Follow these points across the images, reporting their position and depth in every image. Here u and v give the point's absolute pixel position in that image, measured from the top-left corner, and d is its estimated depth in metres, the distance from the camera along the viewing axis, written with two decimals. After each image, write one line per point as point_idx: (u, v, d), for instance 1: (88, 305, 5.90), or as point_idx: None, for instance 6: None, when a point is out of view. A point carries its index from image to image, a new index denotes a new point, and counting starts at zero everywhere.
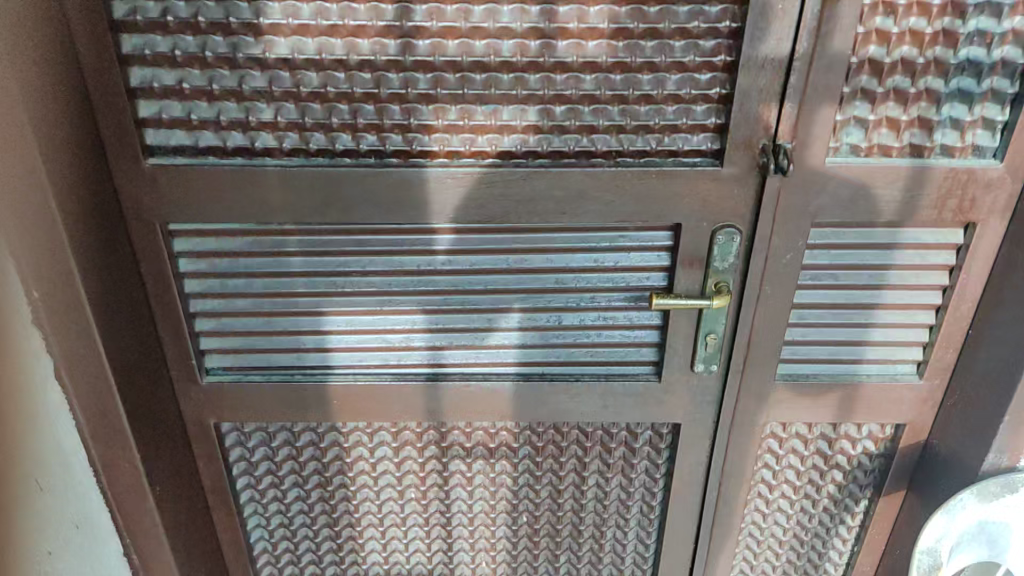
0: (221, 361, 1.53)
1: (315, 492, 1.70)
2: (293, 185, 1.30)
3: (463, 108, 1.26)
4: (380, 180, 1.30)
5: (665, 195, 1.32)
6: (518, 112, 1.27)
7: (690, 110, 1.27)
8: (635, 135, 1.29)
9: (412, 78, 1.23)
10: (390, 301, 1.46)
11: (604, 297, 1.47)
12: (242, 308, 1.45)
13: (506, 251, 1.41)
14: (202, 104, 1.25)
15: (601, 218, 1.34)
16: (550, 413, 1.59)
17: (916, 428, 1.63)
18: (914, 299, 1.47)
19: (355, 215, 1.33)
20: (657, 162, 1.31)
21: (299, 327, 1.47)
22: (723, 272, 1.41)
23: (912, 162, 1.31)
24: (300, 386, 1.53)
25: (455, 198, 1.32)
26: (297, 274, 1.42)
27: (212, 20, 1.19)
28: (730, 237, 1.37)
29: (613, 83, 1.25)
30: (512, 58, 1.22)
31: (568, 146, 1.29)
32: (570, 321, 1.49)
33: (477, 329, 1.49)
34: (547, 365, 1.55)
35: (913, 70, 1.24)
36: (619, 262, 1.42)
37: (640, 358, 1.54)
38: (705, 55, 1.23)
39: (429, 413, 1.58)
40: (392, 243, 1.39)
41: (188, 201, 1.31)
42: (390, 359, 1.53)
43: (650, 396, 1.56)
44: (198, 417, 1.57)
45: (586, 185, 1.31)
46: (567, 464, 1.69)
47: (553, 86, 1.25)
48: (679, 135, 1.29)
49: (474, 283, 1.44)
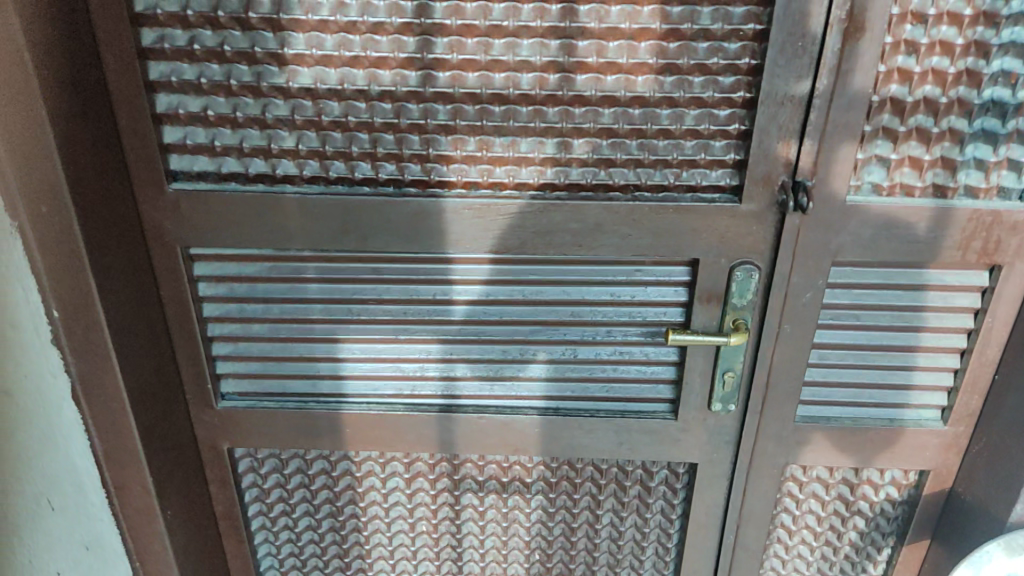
0: (236, 385, 1.53)
1: (327, 521, 1.69)
2: (311, 212, 1.31)
3: (481, 140, 1.27)
4: (398, 210, 1.30)
5: (683, 230, 1.32)
6: (536, 144, 1.27)
7: (708, 145, 1.27)
8: (653, 169, 1.29)
9: (431, 108, 1.24)
10: (406, 331, 1.46)
11: (621, 332, 1.46)
12: (258, 333, 1.46)
13: (523, 283, 1.41)
14: (226, 131, 1.27)
15: (618, 252, 1.34)
16: (564, 448, 1.57)
17: (941, 475, 1.59)
18: (938, 341, 1.44)
19: (373, 244, 1.33)
20: (675, 197, 1.31)
21: (315, 354, 1.48)
22: (742, 309, 1.39)
23: (935, 202, 1.29)
24: (314, 413, 1.52)
25: (472, 228, 1.32)
26: (313, 301, 1.42)
27: (238, 49, 1.21)
28: (748, 274, 1.35)
29: (631, 117, 1.25)
30: (531, 91, 1.23)
31: (586, 179, 1.30)
32: (586, 355, 1.48)
33: (493, 361, 1.49)
34: (562, 399, 1.54)
35: (935, 109, 1.23)
36: (636, 296, 1.41)
37: (656, 394, 1.52)
38: (724, 90, 1.22)
39: (442, 444, 1.57)
40: (409, 273, 1.40)
41: (209, 226, 1.33)
42: (403, 388, 1.52)
43: (666, 433, 1.54)
44: (211, 442, 1.57)
45: (604, 218, 1.31)
46: (581, 501, 1.67)
47: (571, 119, 1.25)
48: (697, 169, 1.29)
49: (491, 314, 1.44)
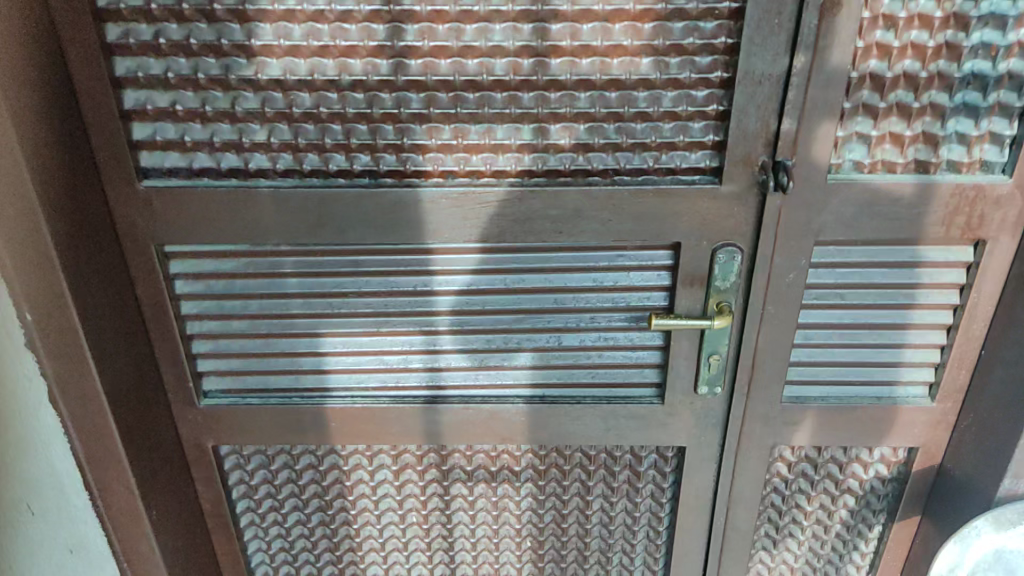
0: (218, 383, 1.51)
1: (316, 515, 1.68)
2: (286, 206, 1.29)
3: (456, 128, 1.25)
4: (374, 201, 1.29)
5: (663, 213, 1.30)
6: (511, 131, 1.25)
7: (686, 127, 1.25)
8: (631, 152, 1.27)
9: (404, 97, 1.22)
10: (388, 323, 1.45)
11: (605, 318, 1.45)
12: (238, 329, 1.44)
13: (504, 272, 1.40)
14: (196, 125, 1.25)
15: (599, 238, 1.33)
16: (551, 436, 1.56)
17: (930, 452, 1.59)
18: (924, 318, 1.44)
19: (350, 236, 1.31)
20: (654, 181, 1.29)
21: (296, 349, 1.46)
22: (725, 291, 1.38)
23: (917, 178, 1.27)
24: (298, 409, 1.51)
25: (450, 217, 1.31)
26: (293, 296, 1.40)
27: (205, 42, 1.18)
28: (731, 256, 1.34)
29: (608, 100, 1.23)
30: (505, 76, 1.20)
31: (564, 164, 1.28)
32: (571, 342, 1.48)
33: (477, 350, 1.48)
34: (548, 386, 1.53)
35: (915, 84, 1.21)
36: (619, 281, 1.41)
37: (642, 379, 1.52)
38: (701, 71, 1.20)
39: (429, 436, 1.56)
40: (389, 264, 1.38)
41: (182, 223, 1.31)
42: (388, 380, 1.51)
43: (653, 418, 1.54)
44: (195, 440, 1.55)
45: (584, 204, 1.30)
46: (570, 488, 1.66)
47: (547, 104, 1.23)
48: (676, 152, 1.27)
49: (473, 304, 1.43)
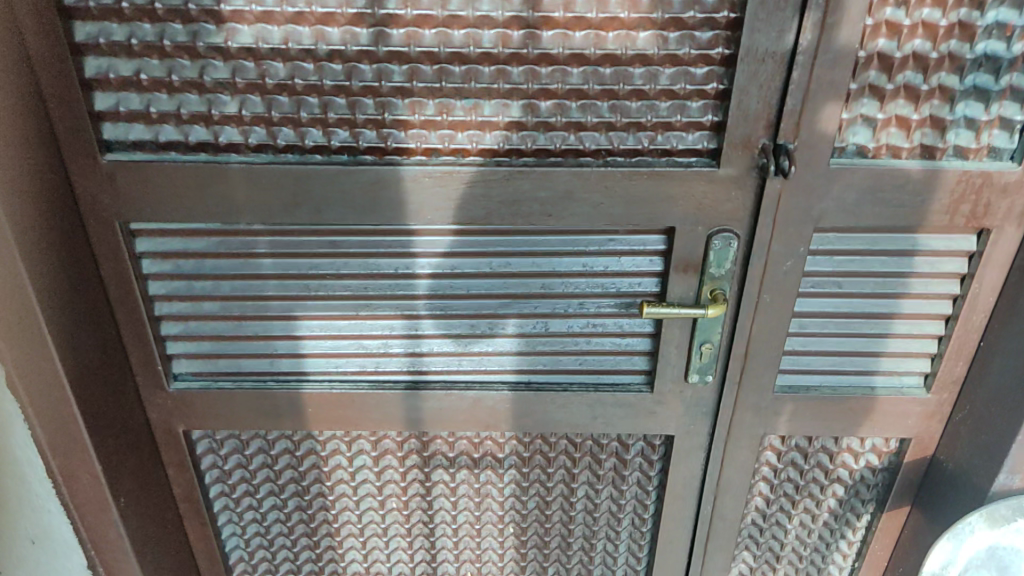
0: (190, 366, 1.45)
1: (292, 501, 1.63)
2: (259, 184, 1.21)
3: (440, 103, 1.17)
4: (353, 179, 1.21)
5: (657, 197, 1.24)
6: (499, 107, 1.18)
7: (684, 106, 1.19)
8: (626, 132, 1.21)
9: (385, 69, 1.14)
10: (367, 306, 1.38)
11: (594, 303, 1.40)
12: (210, 311, 1.37)
13: (491, 256, 1.34)
14: (162, 96, 1.17)
15: (589, 221, 1.27)
16: (536, 424, 1.51)
17: (923, 443, 1.55)
18: (923, 308, 1.39)
19: (327, 216, 1.24)
20: (649, 163, 1.23)
21: (271, 332, 1.40)
22: (720, 279, 1.32)
23: (923, 164, 1.22)
24: (273, 394, 1.45)
25: (434, 198, 1.24)
26: (268, 277, 1.34)
27: (170, 7, 1.10)
28: (726, 242, 1.28)
29: (602, 77, 1.16)
30: (493, 49, 1.13)
31: (554, 144, 1.21)
32: (558, 328, 1.42)
33: (460, 335, 1.43)
34: (534, 373, 1.48)
35: (925, 66, 1.15)
36: (609, 266, 1.35)
37: (631, 366, 1.47)
38: (701, 47, 1.14)
39: (409, 422, 1.50)
40: (369, 245, 1.31)
41: (149, 200, 1.23)
42: (368, 365, 1.45)
43: (641, 406, 1.49)
44: (166, 424, 1.49)
45: (575, 186, 1.23)
46: (555, 475, 1.62)
47: (538, 79, 1.16)
48: (672, 133, 1.21)
49: (457, 287, 1.37)
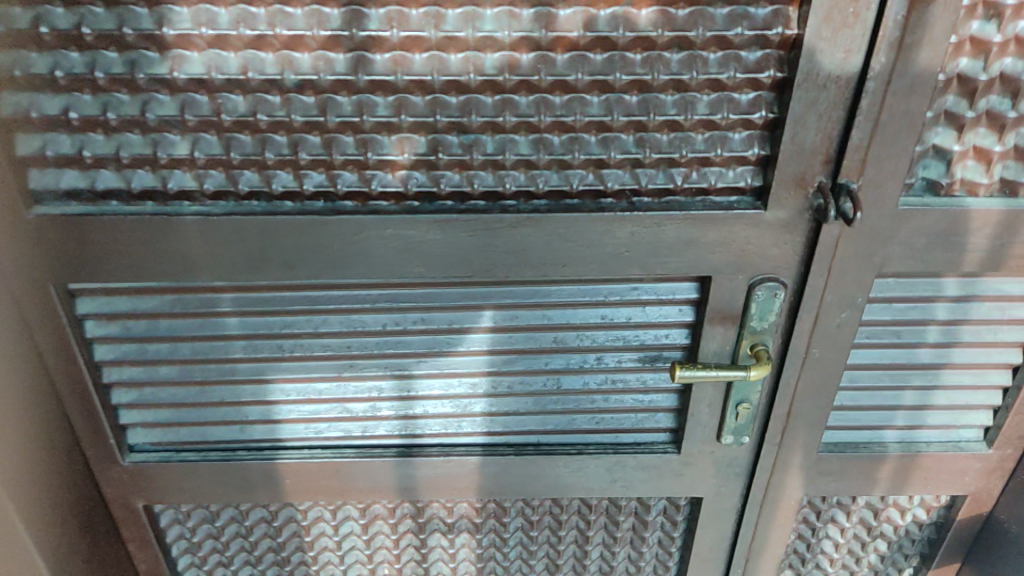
0: (147, 436, 1.25)
1: (272, 571, 1.45)
2: (217, 237, 1.01)
3: (434, 139, 0.98)
4: (331, 230, 1.01)
5: (691, 244, 1.05)
6: (505, 144, 0.98)
7: (725, 137, 0.99)
8: (655, 169, 1.02)
9: (367, 100, 0.95)
10: (351, 366, 1.19)
11: (613, 358, 1.22)
12: (167, 377, 1.18)
13: (476, 307, 1.14)
14: (97, 136, 0.96)
15: (612, 272, 1.07)
16: (547, 489, 1.33)
17: (979, 500, 1.38)
18: (988, 358, 1.22)
19: (301, 273, 1.05)
20: (683, 205, 1.03)
21: (241, 398, 1.21)
22: (762, 333, 1.14)
23: (1004, 203, 1.02)
24: (244, 466, 1.26)
25: (427, 249, 1.04)
26: (233, 338, 1.14)
27: (100, 31, 0.89)
28: (771, 294, 1.09)
29: (628, 106, 0.96)
30: (498, 76, 0.93)
31: (570, 184, 1.02)
32: (572, 385, 1.24)
33: (459, 396, 1.24)
34: (543, 434, 1.30)
35: (1014, 89, 0.96)
36: (632, 318, 1.16)
37: (654, 424, 1.29)
38: (748, 70, 0.94)
39: (403, 490, 1.32)
40: (351, 301, 1.12)
41: (87, 257, 1.03)
42: (353, 430, 1.26)
43: (666, 468, 1.31)
44: (123, 500, 1.30)
45: (595, 233, 1.04)
46: (566, 537, 1.45)
47: (551, 110, 0.96)
48: (710, 169, 1.02)
49: (455, 344, 1.18)
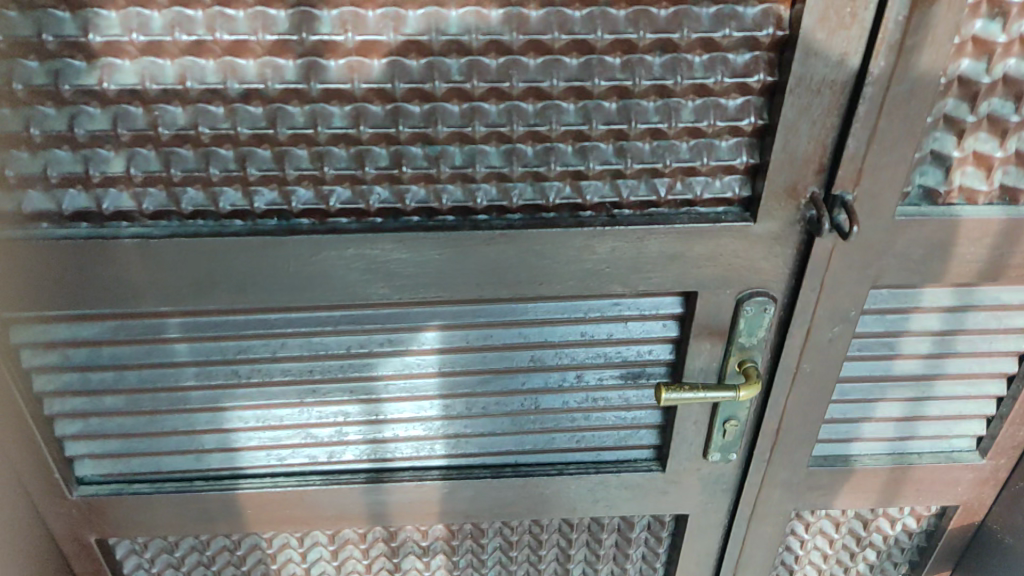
0: (96, 467, 1.17)
1: None
2: (161, 261, 0.92)
3: (396, 151, 0.89)
4: (286, 252, 0.93)
5: (676, 258, 0.98)
6: (474, 155, 0.90)
7: (711, 145, 0.93)
8: (636, 180, 0.94)
9: (321, 110, 0.86)
10: (315, 391, 1.11)
11: (594, 376, 1.15)
12: (115, 407, 1.09)
13: (418, 329, 1.06)
14: (22, 155, 0.87)
15: (592, 289, 1.00)
16: (526, 510, 1.27)
17: (972, 509, 1.34)
18: (983, 368, 1.17)
19: (255, 296, 0.96)
20: (666, 218, 0.96)
21: (195, 427, 1.12)
22: (751, 349, 1.07)
23: (1005, 211, 0.97)
24: (201, 497, 1.18)
25: (393, 269, 0.96)
26: (184, 365, 1.06)
27: (17, 38, 0.79)
28: (760, 309, 1.03)
29: (607, 114, 0.89)
30: (465, 82, 0.85)
31: (546, 197, 0.94)
32: (550, 405, 1.17)
33: (431, 418, 1.16)
34: (521, 454, 1.23)
35: (1018, 92, 0.90)
36: (613, 334, 1.09)
37: (638, 442, 1.22)
38: (736, 74, 0.87)
39: (373, 516, 1.24)
40: (311, 323, 1.03)
41: (18, 284, 0.94)
42: (318, 456, 1.19)
43: (651, 487, 1.25)
44: (73, 535, 1.21)
45: (574, 249, 0.96)
46: (547, 555, 1.38)
47: (524, 119, 0.88)
48: (695, 178, 0.95)
49: (425, 365, 1.10)
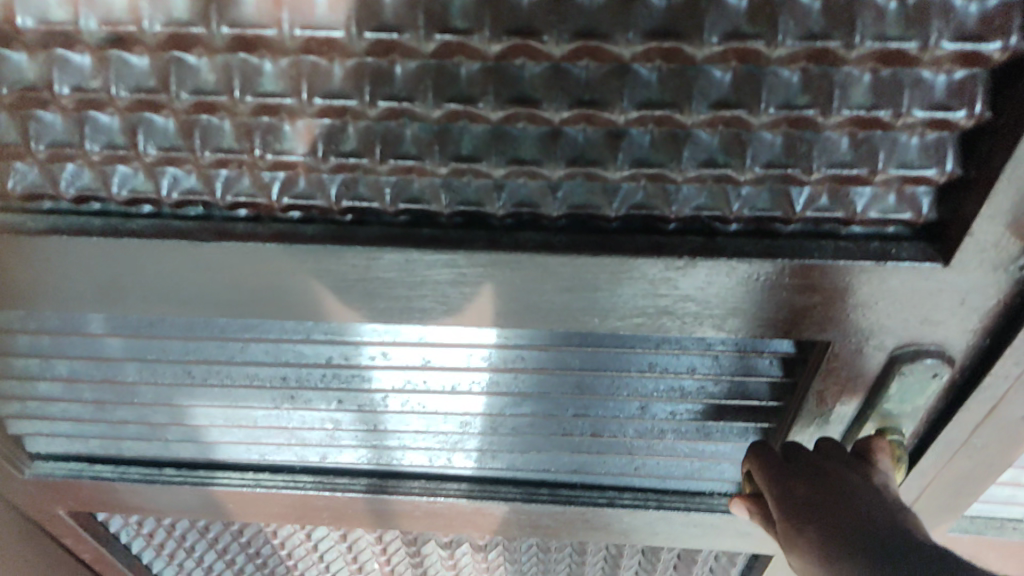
0: (49, 446, 0.97)
1: (235, 545, 1.24)
2: (49, 261, 0.68)
3: (368, 130, 0.59)
4: (213, 260, 0.66)
5: (800, 301, 0.65)
6: (489, 141, 0.59)
7: (896, 141, 0.58)
8: (755, 186, 0.60)
9: (241, 65, 0.56)
10: (293, 397, 0.85)
11: (664, 408, 0.83)
12: (49, 394, 0.87)
13: (473, 345, 0.77)
14: None
15: (668, 330, 0.69)
16: (564, 534, 1.01)
17: None
18: None
19: (185, 306, 0.71)
20: (800, 246, 0.63)
21: (152, 420, 0.90)
22: (898, 417, 0.75)
23: None
24: (172, 488, 0.99)
25: (371, 290, 0.68)
26: (124, 359, 0.82)
27: None
28: (926, 375, 0.69)
29: (717, 89, 0.55)
30: (464, 33, 0.52)
31: (608, 206, 0.61)
32: (603, 433, 0.86)
33: (446, 433, 0.89)
34: (564, 475, 0.95)
35: None
36: (695, 370, 0.77)
37: (716, 476, 0.92)
38: (963, 35, 0.51)
39: (380, 521, 1.03)
40: (275, 328, 0.77)
41: None
42: (309, 456, 0.96)
43: (731, 527, 0.97)
44: (39, 506, 1.05)
45: (643, 282, 0.64)
46: (595, 553, 1.16)
47: (571, 92, 0.55)
48: (856, 189, 0.60)
49: (435, 383, 0.82)
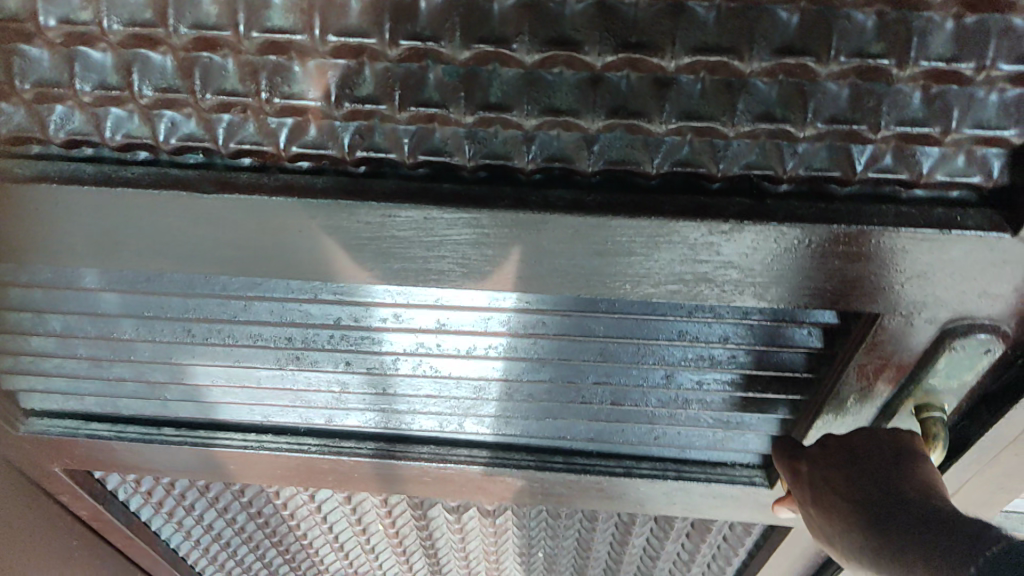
0: (43, 401, 0.93)
1: (237, 505, 1.21)
2: (37, 211, 0.63)
3: (388, 72, 0.55)
4: (215, 215, 0.62)
5: (847, 268, 0.61)
6: (519, 87, 0.55)
7: (971, 98, 0.54)
8: (813, 142, 0.57)
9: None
10: (299, 358, 0.81)
11: (690, 377, 0.78)
12: (42, 349, 0.82)
13: (490, 310, 0.72)
14: None
15: (705, 298, 0.65)
16: (577, 502, 0.98)
17: None
18: None
19: (186, 261, 0.66)
20: (856, 211, 0.59)
21: (150, 378, 0.86)
22: (942, 394, 0.71)
23: None
24: (171, 448, 0.95)
25: (386, 249, 0.63)
26: (121, 315, 0.77)
27: None
28: (979, 351, 0.66)
29: (780, 33, 0.51)
30: None
31: (650, 159, 0.58)
32: (624, 401, 0.82)
33: (460, 399, 0.84)
34: (580, 444, 0.91)
35: None
36: (728, 339, 0.73)
37: (740, 447, 0.88)
38: None
39: (387, 487, 0.99)
40: (281, 288, 0.72)
41: None
42: (314, 418, 0.92)
43: (750, 500, 0.93)
44: (34, 461, 1.01)
45: (684, 246, 0.61)
46: (606, 521, 1.14)
47: (615, 34, 0.51)
48: (919, 148, 0.57)
49: (451, 347, 0.77)
